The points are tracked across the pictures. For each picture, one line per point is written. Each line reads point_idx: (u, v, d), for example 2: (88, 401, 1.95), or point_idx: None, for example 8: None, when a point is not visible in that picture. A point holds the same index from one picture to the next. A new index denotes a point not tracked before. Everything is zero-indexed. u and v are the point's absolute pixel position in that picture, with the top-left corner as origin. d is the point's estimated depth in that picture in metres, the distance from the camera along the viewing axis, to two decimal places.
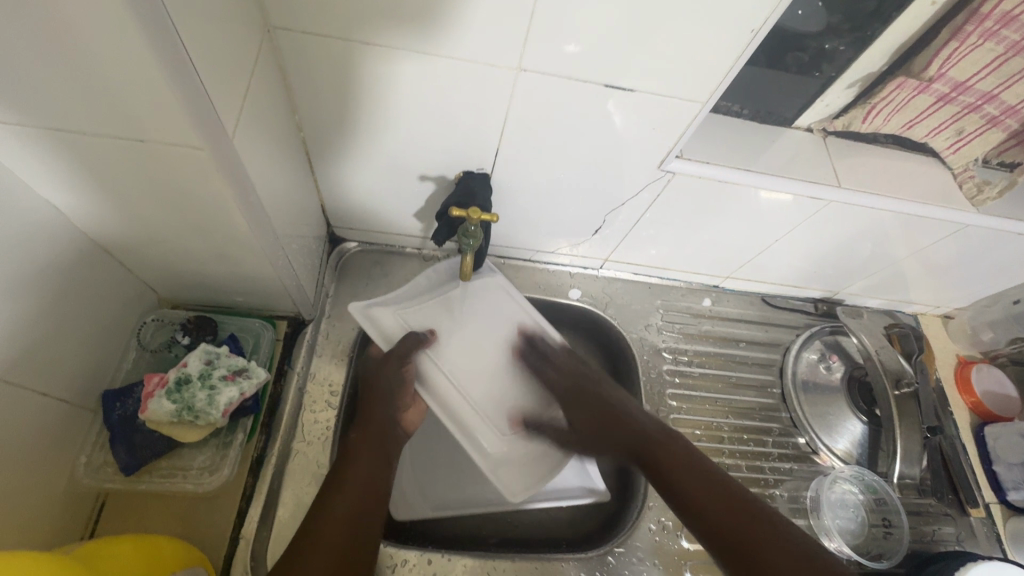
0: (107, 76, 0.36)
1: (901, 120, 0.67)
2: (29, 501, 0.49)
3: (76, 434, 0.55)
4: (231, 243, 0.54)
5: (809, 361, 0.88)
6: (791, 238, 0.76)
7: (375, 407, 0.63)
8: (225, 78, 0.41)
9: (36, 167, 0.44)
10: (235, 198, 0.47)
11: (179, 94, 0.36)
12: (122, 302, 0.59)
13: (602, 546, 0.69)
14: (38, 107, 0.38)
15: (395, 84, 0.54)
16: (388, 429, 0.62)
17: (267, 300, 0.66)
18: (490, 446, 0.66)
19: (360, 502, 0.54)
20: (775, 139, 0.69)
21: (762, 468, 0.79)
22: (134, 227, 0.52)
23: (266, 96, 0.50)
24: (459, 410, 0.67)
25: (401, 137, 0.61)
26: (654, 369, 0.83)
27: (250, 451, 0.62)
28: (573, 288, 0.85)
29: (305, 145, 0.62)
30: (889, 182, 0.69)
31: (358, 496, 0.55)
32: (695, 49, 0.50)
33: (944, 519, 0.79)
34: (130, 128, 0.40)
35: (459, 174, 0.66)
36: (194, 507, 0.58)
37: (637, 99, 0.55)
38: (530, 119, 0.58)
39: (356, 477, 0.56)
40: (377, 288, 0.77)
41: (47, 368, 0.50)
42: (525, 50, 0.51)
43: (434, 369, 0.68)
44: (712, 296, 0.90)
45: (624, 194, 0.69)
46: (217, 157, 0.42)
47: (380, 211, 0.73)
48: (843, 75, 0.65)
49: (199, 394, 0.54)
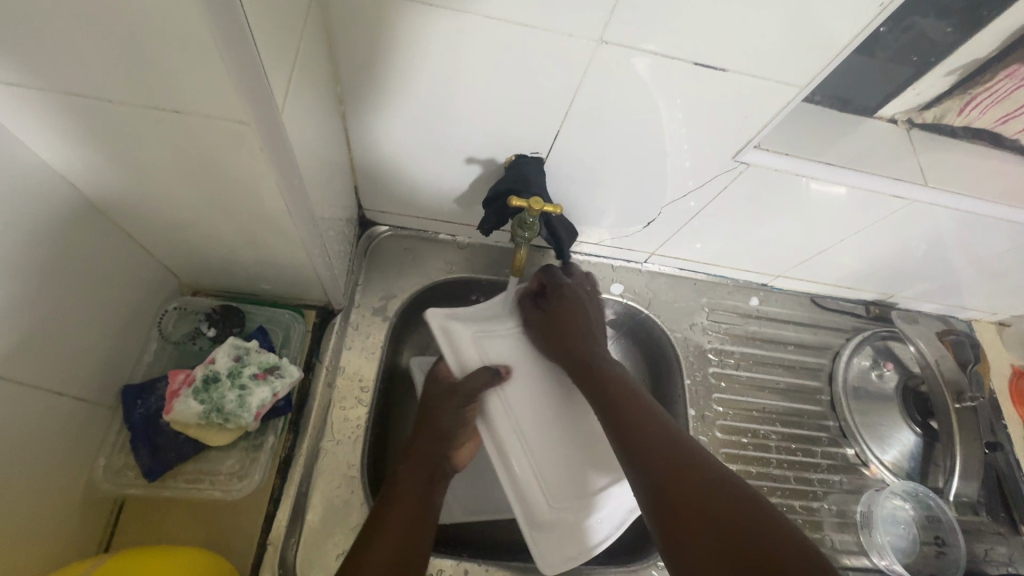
0: (149, 37, 0.31)
1: (999, 114, 0.63)
2: (46, 505, 0.45)
3: (95, 432, 0.51)
4: (266, 228, 0.49)
5: (860, 367, 0.83)
6: (857, 238, 0.71)
7: (425, 438, 0.58)
8: (281, 41, 0.36)
9: (54, 141, 0.39)
10: (277, 181, 0.42)
11: (230, 57, 0.31)
12: (144, 289, 0.55)
13: (644, 559, 0.65)
14: (62, 73, 0.33)
15: (455, 54, 0.49)
16: (438, 466, 0.57)
17: (298, 289, 0.61)
18: (533, 507, 0.57)
19: (405, 534, 0.51)
20: (854, 130, 0.63)
21: (809, 479, 0.75)
22: (160, 210, 0.47)
23: (314, 62, 0.44)
24: (514, 455, 0.58)
25: (453, 113, 0.55)
26: (698, 370, 0.78)
27: (279, 452, 0.58)
28: (615, 282, 0.80)
29: (345, 119, 0.56)
30: (976, 180, 0.64)
31: (404, 526, 0.51)
32: (802, 24, 0.44)
33: (997, 538, 0.75)
34: (166, 97, 0.35)
35: (511, 158, 0.61)
36: (218, 511, 0.54)
37: (728, 80, 0.50)
38: (599, 97, 0.53)
39: (404, 506, 0.53)
40: (410, 277, 0.72)
41: (65, 361, 0.46)
42: (611, 19, 0.45)
43: (500, 408, 0.60)
44: (760, 295, 0.85)
45: (687, 185, 0.63)
46: (266, 134, 0.37)
47: (419, 195, 0.67)
48: (942, 62, 0.59)
49: (228, 395, 0.52)
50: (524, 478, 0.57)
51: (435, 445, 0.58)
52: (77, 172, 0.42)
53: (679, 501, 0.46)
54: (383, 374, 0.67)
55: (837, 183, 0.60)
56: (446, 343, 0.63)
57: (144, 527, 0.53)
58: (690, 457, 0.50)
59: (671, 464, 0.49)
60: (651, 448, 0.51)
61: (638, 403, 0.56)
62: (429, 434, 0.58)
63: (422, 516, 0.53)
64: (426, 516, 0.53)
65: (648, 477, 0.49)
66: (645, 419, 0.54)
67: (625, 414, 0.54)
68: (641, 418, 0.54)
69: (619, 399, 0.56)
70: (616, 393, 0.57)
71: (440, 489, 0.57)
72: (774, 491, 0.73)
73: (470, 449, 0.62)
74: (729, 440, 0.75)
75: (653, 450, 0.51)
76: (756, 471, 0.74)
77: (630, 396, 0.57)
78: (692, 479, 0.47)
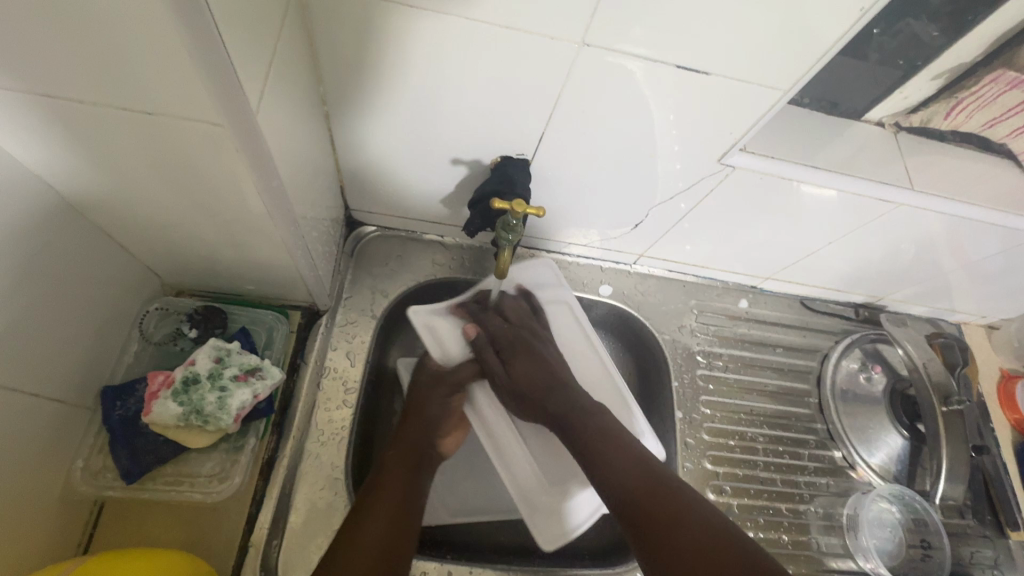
0: (119, 42, 0.31)
1: (986, 118, 0.64)
2: (22, 509, 0.45)
3: (72, 436, 0.50)
4: (246, 229, 0.48)
5: (849, 370, 0.83)
6: (845, 241, 0.70)
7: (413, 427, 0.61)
8: (256, 42, 0.35)
9: (28, 144, 0.39)
10: (257, 183, 0.42)
11: (199, 62, 0.31)
12: (124, 290, 0.55)
13: (630, 561, 0.65)
14: (30, 72, 0.33)
15: (436, 55, 0.48)
16: (423, 450, 0.60)
17: (282, 290, 0.61)
18: (520, 483, 0.60)
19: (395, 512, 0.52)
20: (841, 133, 0.63)
21: (796, 483, 0.75)
22: (136, 210, 0.46)
23: (292, 63, 0.44)
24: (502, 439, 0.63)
25: (436, 114, 0.55)
26: (687, 373, 0.78)
27: (261, 454, 0.57)
28: (604, 284, 0.80)
29: (329, 120, 0.56)
30: (963, 184, 0.63)
31: (395, 507, 0.53)
32: (784, 29, 0.44)
33: (982, 541, 0.75)
34: (136, 99, 0.35)
35: (497, 159, 0.61)
36: (198, 515, 0.54)
37: (712, 85, 0.50)
38: (583, 101, 0.53)
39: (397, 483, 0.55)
40: (397, 278, 0.72)
41: (39, 367, 0.45)
42: (592, 23, 0.45)
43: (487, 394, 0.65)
44: (749, 298, 0.85)
45: (673, 188, 0.63)
46: (240, 135, 0.37)
47: (405, 195, 0.67)
48: (929, 65, 0.59)
49: (208, 397, 0.52)
50: (516, 464, 0.61)
51: (422, 435, 0.60)
52: (51, 172, 0.42)
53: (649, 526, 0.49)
54: (368, 376, 0.66)
55: (825, 186, 0.60)
56: (429, 335, 0.66)
57: (125, 527, 0.53)
58: (675, 498, 0.51)
59: (641, 495, 0.52)
60: (618, 471, 0.53)
61: (603, 425, 0.58)
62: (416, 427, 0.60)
63: (412, 500, 0.54)
64: (415, 495, 0.55)
65: (618, 501, 0.52)
66: (607, 437, 0.56)
67: (596, 449, 0.56)
68: (611, 451, 0.55)
69: (580, 423, 0.58)
70: (597, 435, 0.57)
71: (427, 478, 0.58)
72: (761, 495, 0.73)
73: (455, 440, 0.64)
74: (716, 442, 0.75)
75: (617, 467, 0.54)
76: (743, 474, 0.74)
77: (594, 418, 0.58)
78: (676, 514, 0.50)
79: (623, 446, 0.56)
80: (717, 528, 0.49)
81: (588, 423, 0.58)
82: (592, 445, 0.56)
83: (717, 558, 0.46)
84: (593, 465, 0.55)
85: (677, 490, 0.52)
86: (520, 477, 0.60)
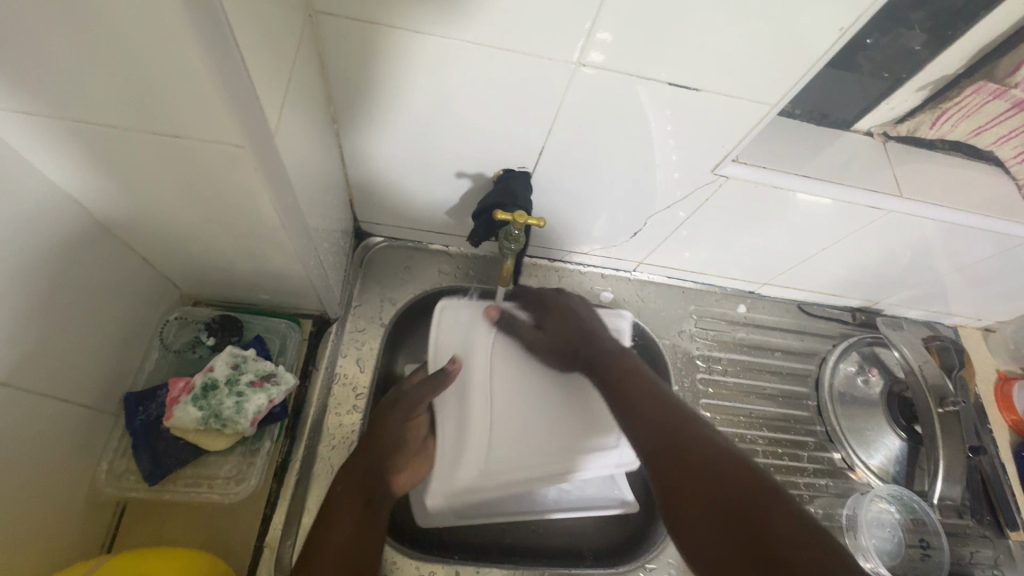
0: (151, 73, 0.33)
1: (971, 126, 0.65)
2: (51, 509, 0.47)
3: (97, 440, 0.53)
4: (261, 241, 0.51)
5: (847, 373, 0.84)
6: (839, 247, 0.72)
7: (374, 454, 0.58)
8: (274, 70, 0.38)
9: (63, 166, 0.42)
10: (272, 198, 0.44)
11: (223, 91, 0.34)
12: (146, 301, 0.57)
13: (633, 562, 0.67)
14: (69, 101, 0.36)
15: (440, 74, 0.51)
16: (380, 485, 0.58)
17: (294, 299, 0.63)
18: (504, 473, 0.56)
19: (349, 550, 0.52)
20: (831, 143, 0.66)
21: (796, 484, 0.76)
22: (159, 225, 0.49)
23: (306, 86, 0.46)
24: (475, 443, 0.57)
25: (441, 130, 0.58)
26: (687, 377, 0.80)
27: (276, 457, 0.60)
28: (605, 290, 0.82)
29: (339, 136, 0.58)
30: (951, 190, 0.65)
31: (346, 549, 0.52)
32: (768, 47, 0.47)
33: (982, 541, 0.76)
34: (164, 123, 0.37)
35: (499, 171, 0.63)
36: (216, 516, 0.56)
37: (703, 99, 0.53)
38: (582, 114, 0.55)
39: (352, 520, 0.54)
40: (404, 287, 0.74)
41: (68, 374, 0.48)
42: (588, 43, 0.47)
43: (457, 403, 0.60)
44: (747, 303, 0.87)
45: (669, 197, 0.66)
46: (259, 155, 0.40)
47: (412, 207, 0.70)
48: (913, 78, 0.62)
49: (226, 402, 0.54)
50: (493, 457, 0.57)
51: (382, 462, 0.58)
52: (83, 190, 0.44)
53: (677, 462, 0.48)
54: (376, 382, 0.69)
55: (817, 194, 0.62)
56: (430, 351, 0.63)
57: (146, 528, 0.55)
58: (701, 437, 0.49)
59: (670, 434, 0.50)
60: (649, 415, 0.53)
61: (644, 379, 0.58)
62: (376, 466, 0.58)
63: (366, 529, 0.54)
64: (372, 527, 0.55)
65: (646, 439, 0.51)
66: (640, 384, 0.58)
67: (629, 394, 0.57)
68: (643, 397, 0.56)
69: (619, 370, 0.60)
70: (629, 380, 0.58)
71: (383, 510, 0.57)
72: None
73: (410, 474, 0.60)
74: None
75: (650, 410, 0.54)
76: None
77: (638, 375, 0.59)
78: (701, 451, 0.47)
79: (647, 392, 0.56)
80: (734, 456, 0.46)
81: (639, 375, 0.59)
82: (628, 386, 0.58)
83: (737, 497, 0.42)
84: (626, 407, 0.56)
85: (701, 426, 0.51)
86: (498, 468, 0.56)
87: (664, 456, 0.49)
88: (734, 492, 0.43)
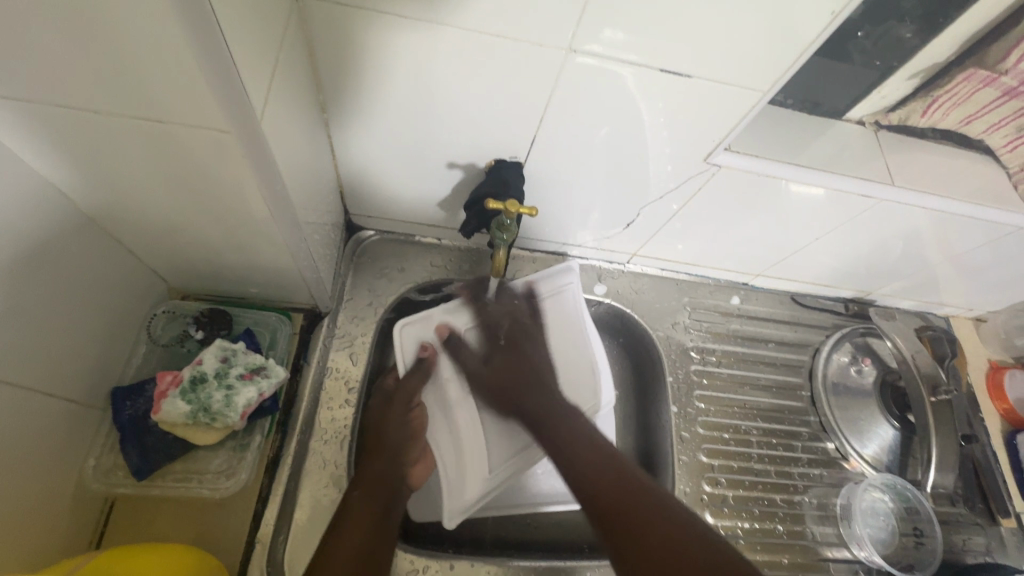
0: (131, 54, 0.32)
1: (962, 114, 0.65)
2: (37, 505, 0.46)
3: (84, 435, 0.52)
4: (250, 231, 0.50)
5: (840, 363, 0.85)
6: (832, 237, 0.72)
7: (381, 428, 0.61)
8: (260, 53, 0.38)
9: (43, 153, 0.41)
10: (260, 186, 0.43)
11: (207, 71, 0.33)
12: (133, 294, 0.56)
13: None
14: (48, 84, 0.35)
15: (428, 61, 0.50)
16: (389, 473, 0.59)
17: (285, 292, 0.63)
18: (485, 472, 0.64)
19: (364, 548, 0.52)
20: (823, 132, 0.66)
21: (790, 474, 0.77)
22: (144, 215, 0.48)
23: (294, 73, 0.46)
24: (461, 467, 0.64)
25: (432, 119, 0.57)
26: (681, 369, 0.80)
27: (266, 451, 0.59)
28: (598, 283, 0.82)
29: (328, 128, 0.58)
30: (942, 179, 0.66)
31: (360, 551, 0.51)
32: (759, 33, 0.47)
33: (974, 529, 0.77)
34: (147, 107, 0.36)
35: (491, 162, 0.63)
36: (206, 511, 0.56)
37: (694, 87, 0.52)
38: (572, 105, 0.55)
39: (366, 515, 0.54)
40: (396, 280, 0.73)
41: (52, 368, 0.47)
42: (579, 29, 0.47)
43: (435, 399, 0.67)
44: (741, 294, 0.87)
45: (663, 187, 0.65)
46: (245, 141, 0.39)
47: (403, 198, 0.69)
48: (903, 66, 0.62)
49: (215, 395, 0.53)
50: (475, 470, 0.64)
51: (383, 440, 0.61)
52: (66, 179, 0.43)
53: (625, 514, 0.50)
54: (370, 375, 0.68)
55: (810, 184, 0.62)
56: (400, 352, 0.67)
57: (134, 524, 0.54)
58: (642, 487, 0.52)
59: (609, 484, 0.53)
60: (589, 462, 0.55)
61: (574, 418, 0.61)
62: (382, 450, 0.60)
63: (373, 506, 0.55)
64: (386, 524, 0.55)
65: (586, 493, 0.53)
66: (566, 425, 0.60)
67: (560, 435, 0.59)
68: (573, 437, 0.58)
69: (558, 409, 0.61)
70: (565, 426, 0.60)
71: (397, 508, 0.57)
72: (756, 486, 0.75)
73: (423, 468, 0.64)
74: (712, 435, 0.76)
75: (583, 458, 0.56)
76: (738, 466, 0.76)
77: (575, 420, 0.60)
78: (636, 506, 0.50)
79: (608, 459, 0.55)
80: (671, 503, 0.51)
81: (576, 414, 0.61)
82: (568, 422, 0.60)
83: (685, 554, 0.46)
84: (564, 451, 0.57)
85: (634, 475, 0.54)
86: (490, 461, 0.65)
87: (609, 511, 0.51)
88: (679, 542, 0.47)
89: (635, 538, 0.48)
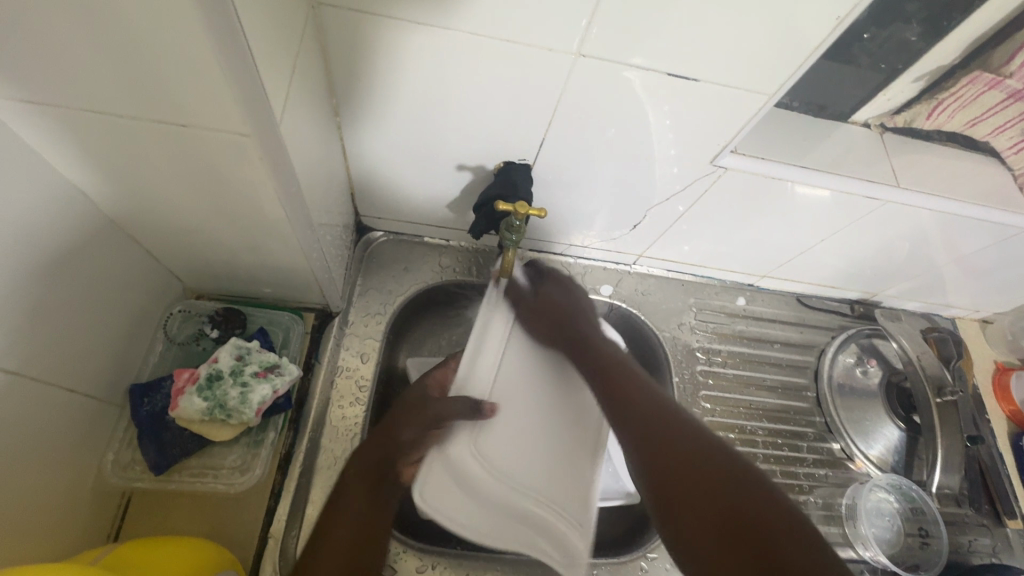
0: (156, 61, 0.34)
1: (967, 117, 0.66)
2: (58, 498, 0.48)
3: (103, 430, 0.53)
4: (265, 232, 0.51)
5: (846, 364, 0.85)
6: (838, 238, 0.73)
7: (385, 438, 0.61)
8: (279, 58, 0.39)
9: (67, 156, 0.42)
10: (277, 187, 0.44)
11: (230, 78, 0.34)
12: (150, 294, 0.58)
13: (634, 550, 0.67)
14: (75, 89, 0.36)
15: (440, 64, 0.51)
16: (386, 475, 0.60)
17: (298, 292, 0.64)
18: (569, 535, 0.60)
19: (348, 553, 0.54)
20: (828, 134, 0.66)
21: (796, 474, 0.77)
22: (163, 216, 0.49)
23: (309, 76, 0.47)
24: (546, 527, 0.61)
25: (443, 121, 0.58)
26: (687, 369, 0.81)
27: (279, 448, 0.60)
28: (605, 283, 0.83)
29: (340, 130, 0.59)
30: (948, 181, 0.66)
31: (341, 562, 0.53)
32: (765, 38, 0.47)
33: (980, 530, 0.77)
34: (170, 111, 0.38)
35: (500, 164, 0.64)
36: (221, 506, 0.57)
37: (701, 90, 0.53)
38: (582, 107, 0.56)
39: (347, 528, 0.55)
40: (405, 281, 0.74)
41: (74, 365, 0.48)
42: (589, 33, 0.48)
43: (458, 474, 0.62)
44: (747, 295, 0.87)
45: (670, 188, 0.66)
46: (264, 144, 0.40)
47: (413, 199, 0.70)
48: (908, 70, 0.63)
49: (231, 392, 0.55)
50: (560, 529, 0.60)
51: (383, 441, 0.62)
52: (89, 182, 0.45)
53: (681, 479, 0.52)
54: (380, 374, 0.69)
55: (816, 185, 0.62)
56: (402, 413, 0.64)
57: (152, 518, 0.56)
58: (698, 447, 0.54)
59: (670, 444, 0.54)
60: (644, 420, 0.57)
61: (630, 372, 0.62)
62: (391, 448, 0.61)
63: (371, 523, 0.56)
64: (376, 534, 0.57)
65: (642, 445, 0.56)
66: (632, 382, 0.61)
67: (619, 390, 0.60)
68: (634, 393, 0.59)
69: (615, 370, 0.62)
70: (620, 382, 0.61)
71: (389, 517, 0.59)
72: None
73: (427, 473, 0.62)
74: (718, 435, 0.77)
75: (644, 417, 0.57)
76: None
77: (637, 379, 0.61)
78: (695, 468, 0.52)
79: (665, 417, 0.57)
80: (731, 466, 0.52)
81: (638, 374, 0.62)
82: (626, 380, 0.61)
83: (740, 520, 0.47)
84: (623, 409, 0.59)
85: (694, 434, 0.55)
86: (566, 520, 0.60)
87: (668, 472, 0.53)
88: (733, 506, 0.48)
89: (684, 500, 0.51)
